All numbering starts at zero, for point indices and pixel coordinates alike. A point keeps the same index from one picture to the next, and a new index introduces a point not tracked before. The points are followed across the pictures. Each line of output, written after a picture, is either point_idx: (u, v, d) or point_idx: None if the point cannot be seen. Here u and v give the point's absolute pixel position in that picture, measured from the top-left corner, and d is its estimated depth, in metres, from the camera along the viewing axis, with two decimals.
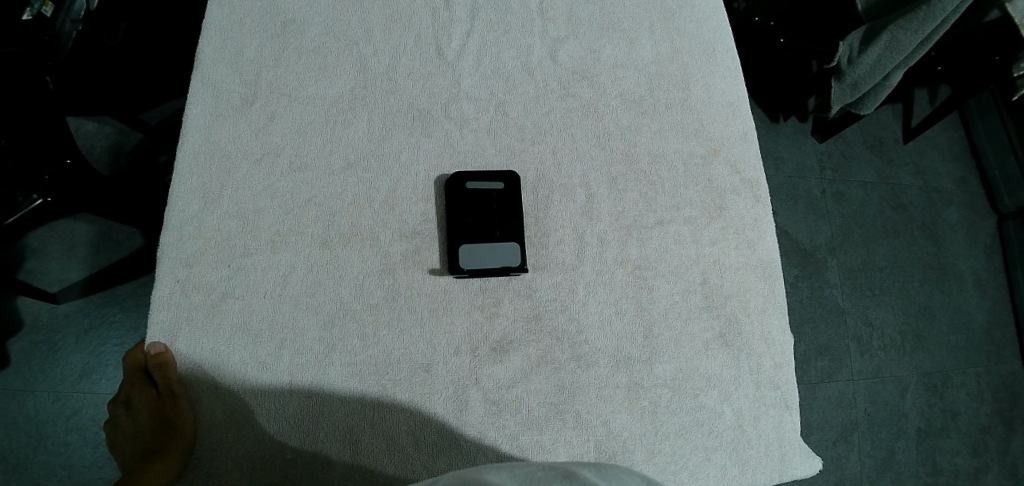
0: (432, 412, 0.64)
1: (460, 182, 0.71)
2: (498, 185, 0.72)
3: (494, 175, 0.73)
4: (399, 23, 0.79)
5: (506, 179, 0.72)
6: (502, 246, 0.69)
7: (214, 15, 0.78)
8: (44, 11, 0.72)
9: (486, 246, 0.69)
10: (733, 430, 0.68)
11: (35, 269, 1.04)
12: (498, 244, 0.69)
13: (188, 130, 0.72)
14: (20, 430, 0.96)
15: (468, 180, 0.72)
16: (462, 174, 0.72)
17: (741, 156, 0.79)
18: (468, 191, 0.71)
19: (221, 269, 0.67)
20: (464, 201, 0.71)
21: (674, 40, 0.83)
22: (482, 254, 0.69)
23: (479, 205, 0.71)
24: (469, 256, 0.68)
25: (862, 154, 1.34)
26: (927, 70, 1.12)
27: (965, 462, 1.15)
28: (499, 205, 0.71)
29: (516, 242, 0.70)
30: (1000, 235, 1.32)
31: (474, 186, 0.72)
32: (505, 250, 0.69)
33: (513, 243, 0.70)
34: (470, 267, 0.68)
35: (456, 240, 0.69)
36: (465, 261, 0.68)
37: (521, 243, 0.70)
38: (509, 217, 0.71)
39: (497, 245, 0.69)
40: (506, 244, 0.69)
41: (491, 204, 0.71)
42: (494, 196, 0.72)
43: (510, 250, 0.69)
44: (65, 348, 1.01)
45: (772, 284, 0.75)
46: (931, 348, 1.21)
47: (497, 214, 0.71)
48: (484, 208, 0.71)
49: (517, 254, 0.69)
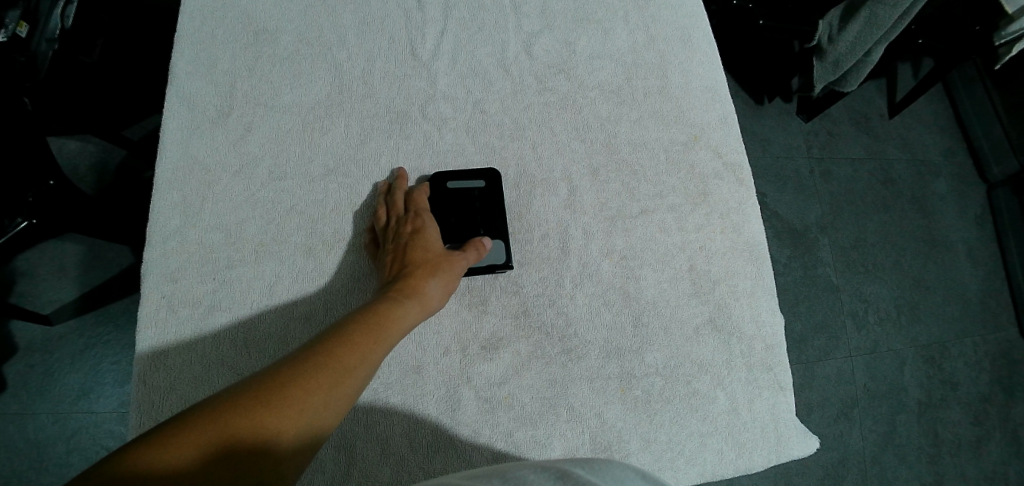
0: (424, 413, 0.64)
1: (440, 182, 0.72)
2: (479, 182, 0.72)
3: (475, 172, 0.73)
4: (372, 26, 0.78)
5: (488, 175, 0.73)
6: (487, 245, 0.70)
7: (186, 28, 0.77)
8: (18, 32, 0.75)
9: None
10: (728, 414, 0.69)
11: (26, 292, 1.03)
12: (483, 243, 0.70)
13: (166, 145, 0.72)
14: (22, 454, 0.96)
15: (449, 179, 0.72)
16: (442, 173, 0.72)
17: (722, 141, 0.79)
18: (449, 190, 0.72)
19: (205, 283, 0.67)
20: (446, 201, 0.72)
21: (650, 28, 0.82)
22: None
23: (461, 205, 0.71)
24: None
25: (848, 131, 1.34)
26: (908, 43, 1.11)
27: (966, 432, 1.16)
28: (482, 203, 0.72)
29: (501, 240, 0.70)
30: (990, 204, 1.32)
31: (456, 185, 0.72)
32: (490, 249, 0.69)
33: (498, 241, 0.70)
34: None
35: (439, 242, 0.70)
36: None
37: (506, 241, 0.70)
38: (493, 215, 0.71)
39: None
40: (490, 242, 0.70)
41: (473, 203, 0.72)
42: (477, 193, 0.72)
43: (496, 248, 0.70)
44: (60, 370, 1.01)
45: (760, 267, 0.75)
46: (927, 320, 1.22)
47: (481, 213, 0.71)
48: (467, 208, 0.71)
49: (502, 251, 0.69)
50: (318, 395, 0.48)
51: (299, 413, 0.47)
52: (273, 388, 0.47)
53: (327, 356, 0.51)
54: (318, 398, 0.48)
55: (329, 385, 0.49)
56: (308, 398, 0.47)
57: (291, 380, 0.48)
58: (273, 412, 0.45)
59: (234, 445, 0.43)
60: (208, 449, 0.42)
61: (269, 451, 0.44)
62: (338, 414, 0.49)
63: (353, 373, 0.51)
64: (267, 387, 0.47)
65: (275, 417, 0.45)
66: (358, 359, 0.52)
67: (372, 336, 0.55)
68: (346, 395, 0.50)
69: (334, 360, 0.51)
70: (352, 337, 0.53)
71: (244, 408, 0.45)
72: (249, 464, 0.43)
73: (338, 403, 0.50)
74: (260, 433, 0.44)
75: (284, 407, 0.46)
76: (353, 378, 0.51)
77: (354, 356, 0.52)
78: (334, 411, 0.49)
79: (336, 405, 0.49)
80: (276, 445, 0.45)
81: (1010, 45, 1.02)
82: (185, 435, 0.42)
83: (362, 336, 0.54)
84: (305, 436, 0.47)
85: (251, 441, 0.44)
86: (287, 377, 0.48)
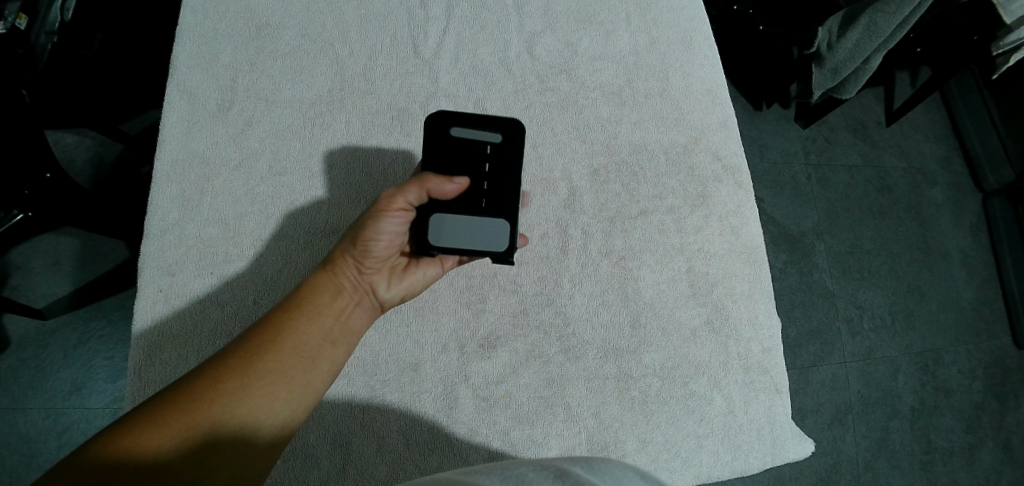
0: (421, 411, 0.64)
1: (444, 126, 0.64)
2: (495, 135, 0.65)
3: (491, 125, 0.65)
4: (375, 23, 0.78)
5: (507, 129, 0.65)
6: (489, 223, 0.63)
7: (188, 21, 0.77)
8: (17, 24, 0.74)
9: (469, 220, 0.63)
10: (724, 416, 0.69)
11: (20, 285, 1.03)
12: (484, 220, 0.63)
13: (165, 138, 0.72)
14: (12, 448, 0.95)
15: (457, 127, 0.64)
16: (447, 114, 0.65)
17: (722, 143, 0.79)
18: (454, 137, 0.64)
19: (203, 277, 0.66)
20: (449, 151, 0.64)
21: (652, 31, 0.83)
22: (460, 231, 0.62)
23: (467, 159, 0.64)
24: (443, 229, 0.62)
25: (846, 138, 1.35)
26: (907, 52, 1.12)
27: (959, 439, 1.17)
28: (491, 165, 0.65)
29: (506, 221, 0.63)
30: (985, 212, 1.33)
31: (464, 134, 0.65)
32: (492, 229, 0.63)
33: (502, 222, 0.63)
34: (441, 242, 0.62)
35: (428, 208, 0.62)
36: (438, 232, 0.62)
37: (511, 223, 0.63)
38: (501, 186, 0.64)
39: (484, 220, 0.63)
40: (493, 220, 0.63)
41: (481, 162, 0.64)
42: (488, 151, 0.65)
43: (499, 230, 0.63)
44: (53, 364, 1.00)
45: (758, 270, 0.75)
46: (922, 327, 1.23)
47: (487, 178, 0.64)
48: (474, 165, 0.64)
49: (504, 237, 0.62)
50: (234, 380, 0.51)
51: (215, 401, 0.50)
52: (191, 384, 0.50)
53: (246, 345, 0.54)
54: (237, 378, 0.51)
55: (245, 371, 0.52)
56: (222, 386, 0.51)
57: (208, 375, 0.51)
58: (191, 404, 0.49)
59: (155, 438, 0.47)
60: (130, 445, 0.46)
61: (196, 435, 0.48)
62: (261, 385, 0.52)
63: (273, 356, 0.53)
64: (187, 384, 0.50)
65: (192, 402, 0.49)
66: (277, 342, 0.55)
67: (294, 317, 0.57)
68: (271, 378, 0.52)
69: (253, 348, 0.54)
70: (274, 323, 0.56)
71: (165, 405, 0.49)
72: (173, 452, 0.47)
73: (262, 386, 0.52)
74: (179, 423, 0.48)
75: (200, 398, 0.49)
76: (271, 353, 0.54)
77: (273, 340, 0.54)
78: (258, 393, 0.51)
79: (260, 389, 0.52)
80: (200, 427, 0.48)
81: (1006, 55, 1.01)
82: (112, 437, 0.46)
83: (284, 320, 0.56)
84: (230, 420, 0.50)
85: (170, 433, 0.47)
86: (206, 368, 0.52)
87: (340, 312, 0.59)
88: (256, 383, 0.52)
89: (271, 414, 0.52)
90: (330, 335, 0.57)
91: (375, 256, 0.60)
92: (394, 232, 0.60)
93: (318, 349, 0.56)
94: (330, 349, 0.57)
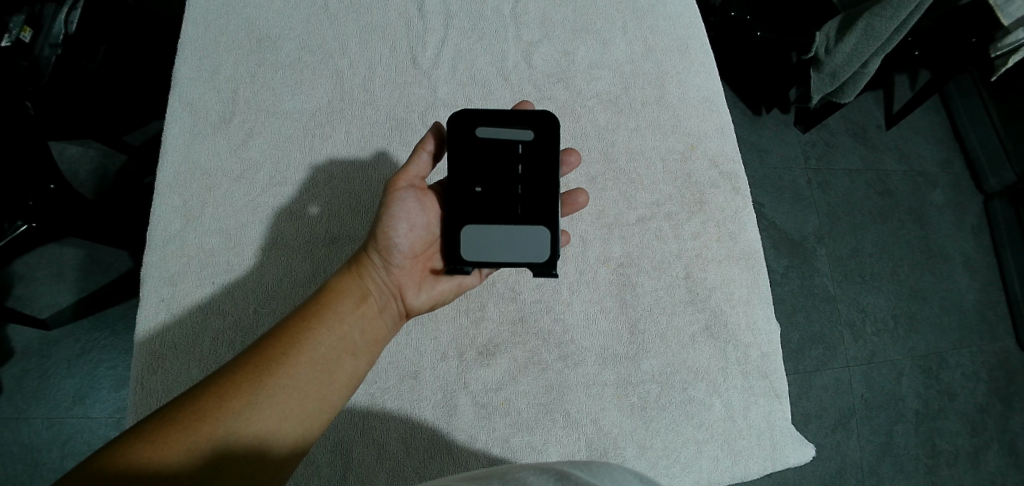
0: (421, 418, 0.65)
1: (468, 126, 0.64)
2: (526, 132, 0.65)
3: (521, 122, 0.65)
4: (373, 35, 0.79)
5: (537, 123, 0.65)
6: (527, 230, 0.63)
7: (188, 35, 0.78)
8: (22, 37, 0.79)
9: (503, 231, 0.63)
10: (724, 421, 0.69)
11: (23, 295, 1.04)
12: (522, 228, 0.63)
13: (167, 150, 0.73)
14: (17, 458, 0.96)
15: (483, 124, 0.64)
16: (471, 113, 0.64)
17: (719, 150, 0.79)
18: (481, 138, 0.64)
19: (204, 286, 0.67)
20: (477, 154, 0.64)
21: (648, 39, 0.83)
22: (497, 243, 0.63)
23: (499, 161, 0.65)
24: (476, 244, 0.62)
25: (846, 141, 1.35)
26: (905, 56, 1.09)
27: (964, 442, 1.16)
28: (524, 165, 0.65)
29: (546, 227, 0.63)
30: (987, 214, 1.32)
31: (493, 133, 0.64)
32: (530, 239, 0.63)
33: (541, 229, 0.63)
34: (474, 257, 0.62)
35: (460, 219, 0.63)
36: (470, 247, 0.62)
37: (552, 229, 0.63)
38: (537, 188, 0.64)
39: (522, 228, 0.63)
40: (533, 228, 0.63)
41: (515, 163, 0.65)
42: (520, 150, 0.65)
43: (538, 237, 0.63)
44: (56, 374, 1.01)
45: (756, 274, 0.75)
46: (925, 330, 1.22)
47: (522, 180, 0.65)
48: (508, 168, 0.65)
49: (544, 246, 0.63)
50: (249, 394, 0.51)
51: (229, 415, 0.49)
52: (206, 396, 0.50)
53: (262, 356, 0.54)
54: (247, 392, 0.51)
55: (259, 384, 0.51)
56: (236, 399, 0.50)
57: (222, 387, 0.51)
58: (204, 418, 0.48)
59: (166, 453, 0.46)
60: (140, 459, 0.45)
61: (203, 450, 0.47)
62: (274, 396, 0.51)
63: (290, 368, 0.53)
64: (199, 397, 0.50)
65: (200, 417, 0.48)
66: (294, 353, 0.54)
67: (312, 327, 0.56)
68: (286, 391, 0.52)
69: (269, 360, 0.53)
70: (292, 333, 0.56)
71: (176, 419, 0.48)
72: (179, 471, 0.46)
73: (277, 399, 0.51)
74: (193, 437, 0.47)
75: (214, 411, 0.49)
76: (284, 364, 0.53)
77: (290, 352, 0.54)
78: (273, 408, 0.51)
79: (276, 402, 0.51)
80: (209, 440, 0.48)
81: (1005, 58, 1.02)
82: (119, 454, 0.45)
83: (302, 329, 0.56)
84: (240, 436, 0.49)
85: (181, 450, 0.46)
86: (218, 380, 0.51)
87: (360, 320, 0.59)
88: (267, 396, 0.51)
89: (285, 431, 0.51)
90: (349, 345, 0.57)
91: (398, 251, 0.61)
92: (407, 216, 0.61)
93: (336, 361, 0.56)
94: (348, 360, 0.57)
